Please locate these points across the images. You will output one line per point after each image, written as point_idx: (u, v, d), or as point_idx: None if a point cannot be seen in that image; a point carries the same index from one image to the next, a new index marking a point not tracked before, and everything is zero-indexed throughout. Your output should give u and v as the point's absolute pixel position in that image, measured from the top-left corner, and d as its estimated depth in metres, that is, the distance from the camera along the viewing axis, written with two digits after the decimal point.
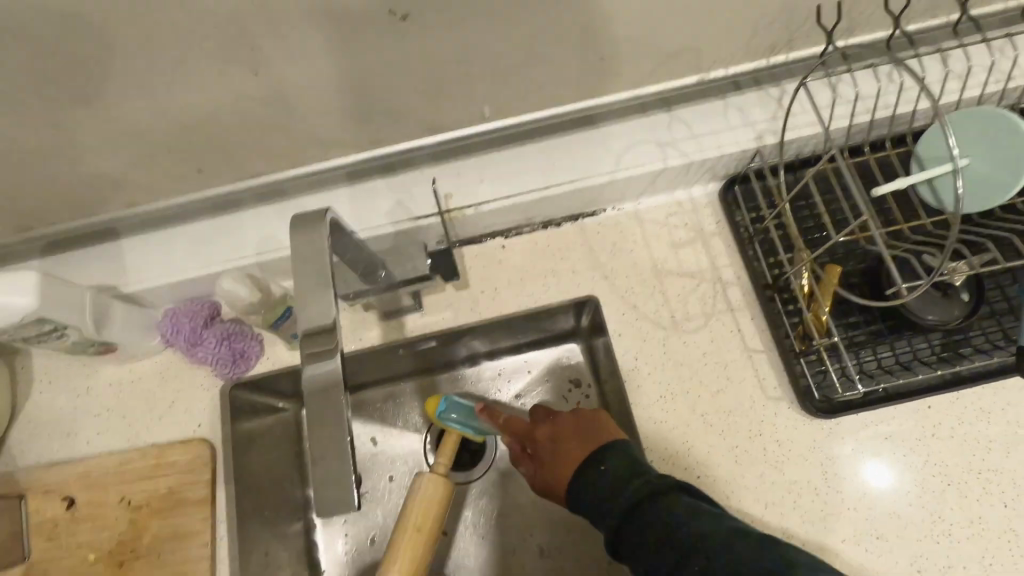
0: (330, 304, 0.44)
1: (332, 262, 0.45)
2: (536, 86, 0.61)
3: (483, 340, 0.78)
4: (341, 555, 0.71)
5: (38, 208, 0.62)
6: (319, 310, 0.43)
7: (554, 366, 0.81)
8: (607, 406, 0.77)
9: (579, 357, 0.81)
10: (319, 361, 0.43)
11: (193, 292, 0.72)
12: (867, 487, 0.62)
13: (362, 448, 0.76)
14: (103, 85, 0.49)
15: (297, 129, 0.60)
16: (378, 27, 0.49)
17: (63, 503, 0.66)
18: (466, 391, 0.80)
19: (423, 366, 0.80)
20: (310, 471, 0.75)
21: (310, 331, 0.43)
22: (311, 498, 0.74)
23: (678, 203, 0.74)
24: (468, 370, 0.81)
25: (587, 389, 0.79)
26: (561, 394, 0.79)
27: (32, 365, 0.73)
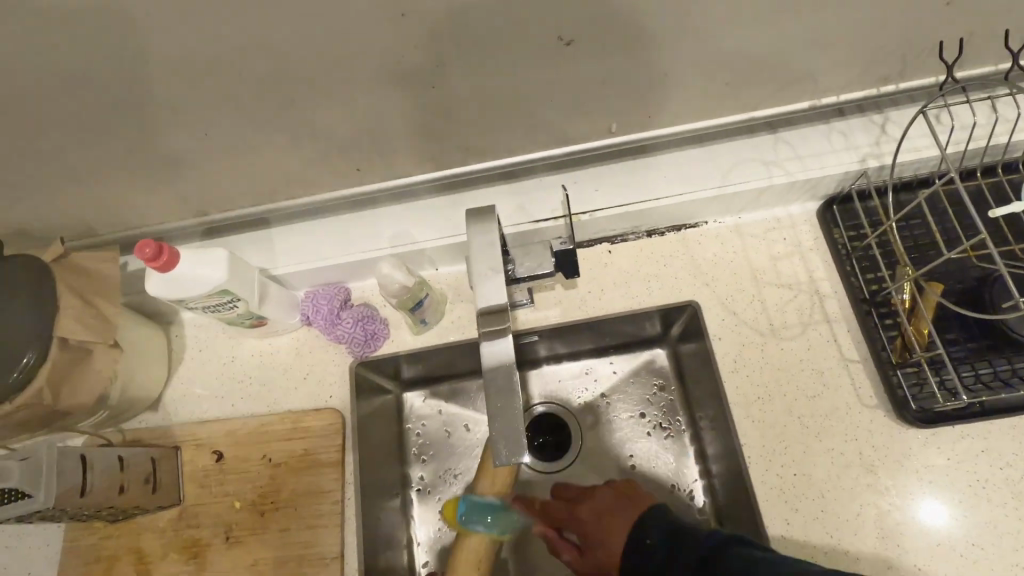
0: (502, 286, 0.51)
1: (502, 248, 0.52)
2: (661, 107, 0.68)
3: (577, 340, 0.84)
4: (439, 530, 0.78)
5: (220, 194, 0.72)
6: (493, 287, 0.51)
7: (640, 370, 0.86)
8: (692, 409, 0.82)
9: (666, 361, 0.86)
10: (495, 340, 0.51)
11: (327, 277, 0.80)
12: (962, 496, 0.64)
13: (457, 434, 0.82)
14: (308, 93, 0.58)
15: (448, 136, 0.68)
16: (545, 51, 0.57)
17: (214, 456, 0.75)
18: (556, 387, 0.86)
19: (516, 361, 0.86)
20: (412, 452, 0.82)
21: (489, 311, 0.51)
22: (412, 476, 0.81)
23: (777, 219, 0.79)
24: (553, 368, 0.87)
25: (671, 391, 0.85)
26: (646, 395, 0.85)
27: (185, 334, 0.83)
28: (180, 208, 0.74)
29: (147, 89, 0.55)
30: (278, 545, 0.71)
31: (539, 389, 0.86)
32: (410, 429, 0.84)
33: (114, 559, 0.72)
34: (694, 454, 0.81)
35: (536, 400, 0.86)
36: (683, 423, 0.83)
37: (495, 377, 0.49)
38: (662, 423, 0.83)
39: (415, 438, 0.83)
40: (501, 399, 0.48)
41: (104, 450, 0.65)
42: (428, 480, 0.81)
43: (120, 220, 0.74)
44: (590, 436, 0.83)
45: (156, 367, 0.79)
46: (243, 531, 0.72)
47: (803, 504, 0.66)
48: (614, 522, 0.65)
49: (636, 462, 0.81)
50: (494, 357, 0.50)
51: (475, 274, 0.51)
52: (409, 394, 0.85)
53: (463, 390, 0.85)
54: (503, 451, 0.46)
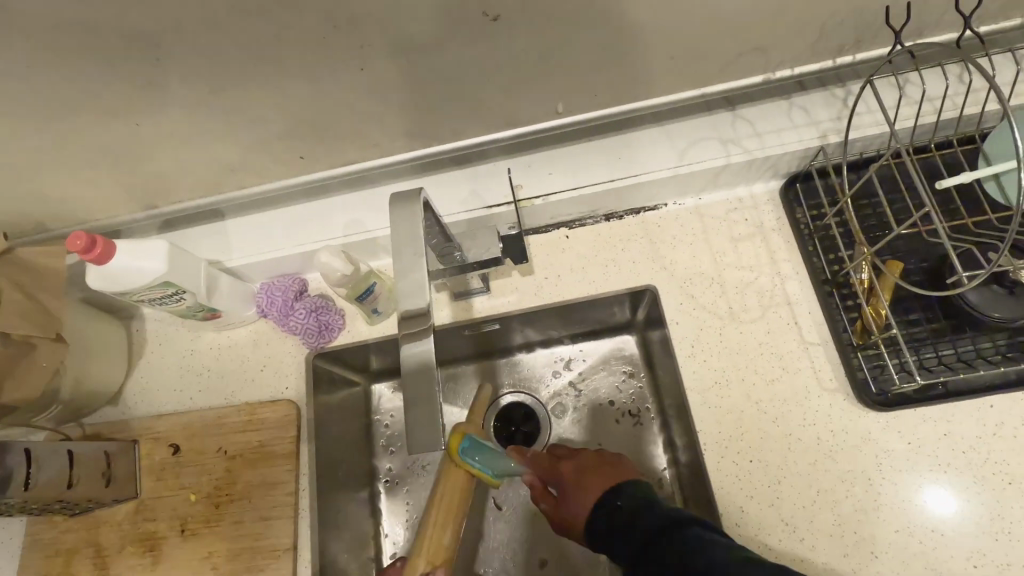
0: (424, 285, 0.50)
1: (426, 233, 0.50)
2: (607, 86, 0.66)
3: (541, 329, 0.83)
4: (403, 520, 0.78)
5: (167, 186, 0.72)
6: (413, 286, 0.49)
7: (609, 357, 0.85)
8: (659, 396, 0.81)
9: (635, 348, 0.85)
10: (417, 340, 0.49)
11: (284, 268, 0.80)
12: (924, 482, 0.62)
13: None
14: (235, 80, 0.57)
15: (390, 121, 0.67)
16: (473, 30, 0.55)
17: (170, 449, 0.75)
18: (522, 375, 0.85)
19: (482, 350, 0.85)
20: (378, 443, 0.81)
21: (410, 315, 0.49)
22: (379, 468, 0.80)
23: (738, 199, 0.76)
24: (528, 357, 0.86)
25: (641, 379, 0.83)
26: (616, 383, 0.83)
27: (145, 328, 0.83)
28: (130, 200, 0.74)
29: (69, 80, 0.54)
30: (232, 537, 0.70)
31: (506, 378, 0.85)
32: (377, 421, 0.83)
33: (73, 552, 0.72)
34: (660, 441, 0.79)
35: (503, 390, 0.84)
36: (652, 411, 0.81)
37: (416, 373, 0.48)
38: (631, 410, 0.81)
39: (384, 429, 0.82)
40: (422, 390, 0.47)
41: (56, 445, 0.66)
42: (396, 471, 0.80)
43: (70, 214, 0.74)
44: (556, 424, 0.82)
45: (115, 361, 0.79)
46: (198, 523, 0.71)
47: (758, 492, 0.64)
48: (595, 480, 0.62)
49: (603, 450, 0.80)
50: (415, 357, 0.48)
51: (396, 274, 0.49)
52: (378, 386, 0.84)
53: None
54: (420, 440, 0.45)
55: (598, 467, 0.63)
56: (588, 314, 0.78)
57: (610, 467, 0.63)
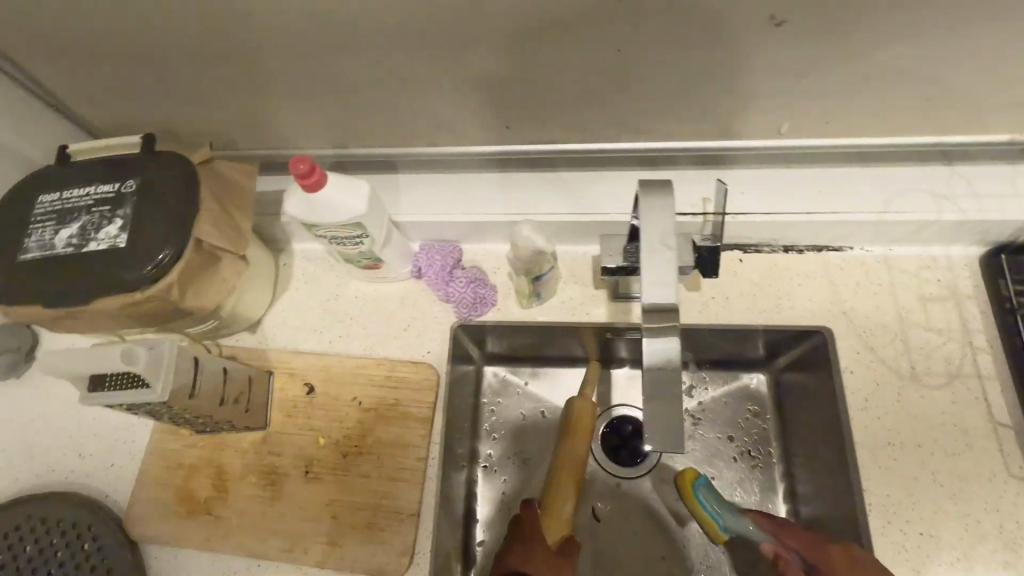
0: (671, 281, 0.48)
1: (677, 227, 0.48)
2: (841, 115, 0.63)
3: (671, 348, 0.78)
4: (495, 511, 0.76)
5: (362, 130, 0.72)
6: (661, 282, 0.48)
7: (735, 392, 0.79)
8: (787, 443, 0.76)
9: (766, 389, 0.79)
10: (661, 340, 0.48)
11: (429, 233, 0.79)
12: None
13: (528, 419, 0.80)
14: (488, 37, 0.56)
15: (610, 108, 0.65)
16: (751, 30, 0.53)
17: (304, 388, 0.75)
18: (635, 392, 0.82)
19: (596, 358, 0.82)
20: (481, 427, 0.80)
21: (654, 311, 0.48)
22: (478, 453, 0.79)
23: (932, 258, 0.72)
24: (639, 374, 0.82)
25: (766, 422, 0.78)
26: (739, 419, 0.78)
27: (293, 264, 0.83)
28: (321, 137, 0.74)
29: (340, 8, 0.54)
30: (356, 490, 0.69)
31: (621, 391, 0.82)
32: (484, 404, 0.82)
33: (195, 469, 0.73)
34: (781, 489, 0.75)
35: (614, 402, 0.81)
36: (775, 458, 0.76)
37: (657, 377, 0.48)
38: (749, 452, 0.76)
39: (489, 414, 0.81)
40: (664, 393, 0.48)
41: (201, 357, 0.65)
42: (497, 459, 0.79)
43: (261, 137, 0.74)
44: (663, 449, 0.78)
45: (265, 290, 0.79)
46: (323, 469, 0.71)
47: (926, 568, 0.60)
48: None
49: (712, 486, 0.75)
50: (655, 360, 0.48)
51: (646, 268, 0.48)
52: (490, 368, 0.83)
53: (546, 373, 0.83)
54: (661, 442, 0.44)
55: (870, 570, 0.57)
56: (732, 343, 0.75)
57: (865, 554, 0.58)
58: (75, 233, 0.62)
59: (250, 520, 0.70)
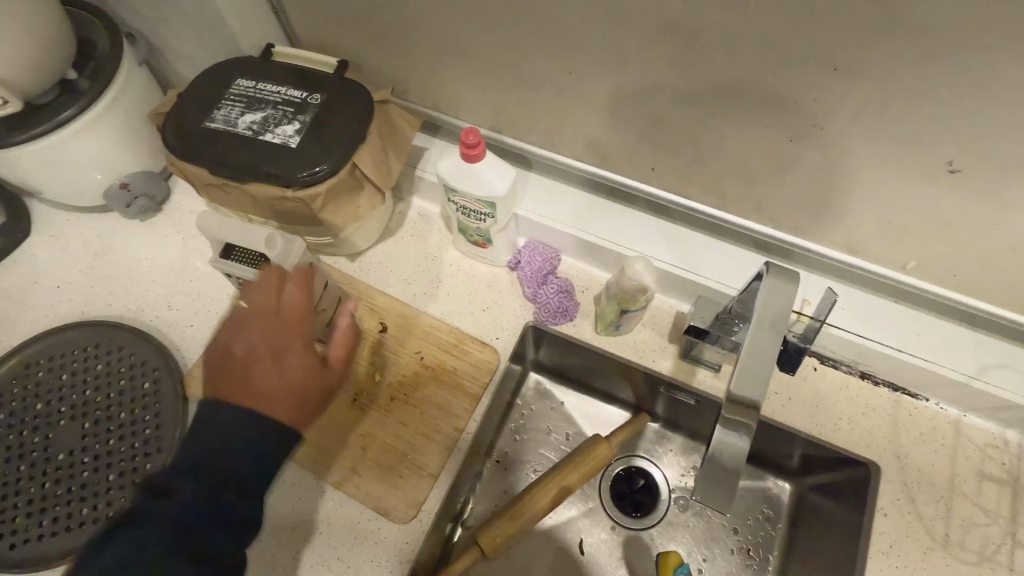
0: (766, 375, 0.49)
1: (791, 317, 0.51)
2: (971, 272, 0.65)
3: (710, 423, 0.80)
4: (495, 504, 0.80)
5: (521, 123, 0.77)
6: (755, 371, 0.50)
7: (753, 490, 0.80)
8: (788, 556, 0.76)
9: (785, 498, 0.79)
10: (733, 427, 0.50)
11: (539, 236, 0.84)
12: None
13: (551, 434, 0.84)
14: (678, 85, 0.61)
15: (754, 185, 0.68)
16: (924, 165, 0.56)
17: (378, 326, 0.80)
18: (660, 450, 0.84)
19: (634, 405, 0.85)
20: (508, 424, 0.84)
21: (739, 401, 0.49)
22: (498, 446, 0.83)
23: (1004, 440, 0.72)
24: (669, 436, 0.84)
25: (775, 528, 0.78)
26: (749, 516, 0.78)
27: (406, 215, 0.89)
28: (482, 115, 0.80)
29: (563, 19, 0.59)
30: (391, 433, 0.74)
31: (646, 444, 0.84)
32: (518, 404, 0.86)
33: None
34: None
35: (637, 452, 0.84)
36: (771, 564, 0.76)
37: (716, 459, 0.50)
38: (747, 550, 0.77)
39: (518, 416, 0.85)
40: (720, 475, 0.50)
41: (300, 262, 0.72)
42: (511, 459, 0.82)
43: (431, 97, 0.81)
44: (666, 513, 0.80)
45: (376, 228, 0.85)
46: (370, 402, 0.75)
47: None
48: None
49: (703, 568, 0.77)
50: (721, 442, 0.50)
51: (747, 352, 0.50)
52: (534, 375, 0.88)
53: (584, 399, 0.86)
54: None
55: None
56: (769, 443, 0.76)
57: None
58: (257, 120, 0.69)
59: None
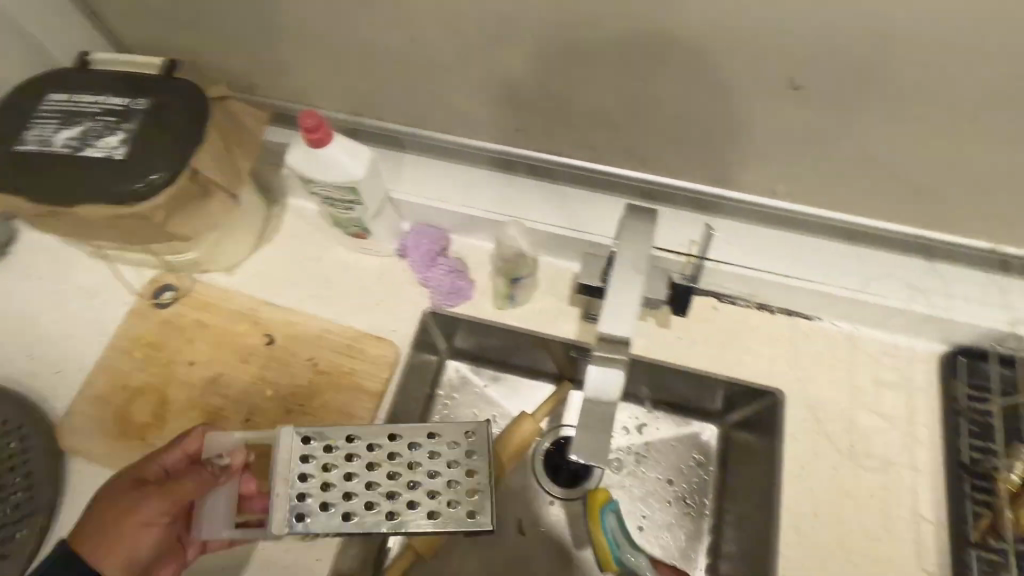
0: (633, 312, 0.49)
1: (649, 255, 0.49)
2: (836, 188, 0.66)
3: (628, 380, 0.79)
4: None
5: (380, 103, 0.73)
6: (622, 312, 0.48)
7: (683, 438, 0.80)
8: (722, 497, 0.76)
9: (714, 441, 0.79)
10: (606, 365, 0.50)
11: (428, 218, 0.80)
12: None
13: (474, 420, 0.80)
14: (517, 37, 0.58)
15: (620, 133, 0.67)
16: (766, 84, 0.56)
17: (265, 338, 0.75)
18: None
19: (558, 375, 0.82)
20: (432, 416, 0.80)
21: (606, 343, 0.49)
22: None
23: (896, 346, 0.74)
24: None
25: (707, 472, 0.78)
26: (682, 464, 0.78)
27: (284, 218, 0.84)
28: (339, 100, 0.75)
29: None
30: None
31: (575, 413, 0.82)
32: (439, 395, 0.82)
33: (139, 393, 0.72)
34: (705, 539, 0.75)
35: (567, 422, 0.81)
36: (708, 508, 0.76)
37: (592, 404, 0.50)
38: (684, 498, 0.76)
39: (443, 406, 0.81)
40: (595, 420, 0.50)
41: (155, 524, 0.58)
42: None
43: (282, 88, 0.76)
44: (603, 478, 0.78)
45: (249, 235, 0.80)
46: (265, 420, 0.71)
47: None
48: None
49: (643, 524, 0.76)
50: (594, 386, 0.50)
51: (612, 293, 0.49)
52: (451, 362, 0.83)
53: (506, 378, 0.84)
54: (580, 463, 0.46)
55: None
56: (681, 388, 0.76)
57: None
58: (77, 136, 0.62)
59: None
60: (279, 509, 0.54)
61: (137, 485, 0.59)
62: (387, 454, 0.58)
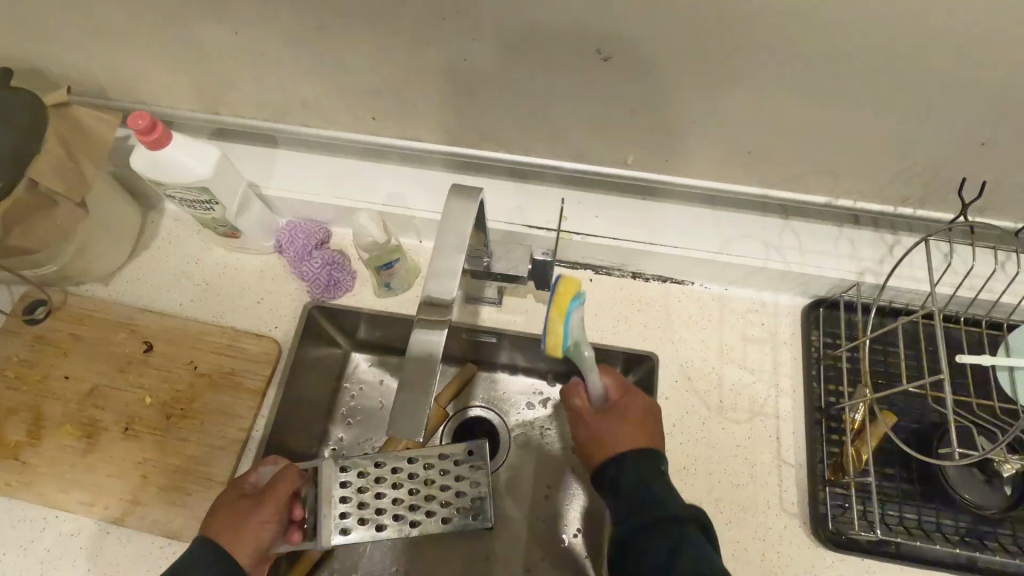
0: (454, 278, 0.50)
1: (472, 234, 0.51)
2: (681, 154, 0.68)
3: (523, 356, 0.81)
4: None
5: (234, 99, 0.72)
6: (444, 280, 0.50)
7: None
8: None
9: None
10: (429, 329, 0.49)
11: (314, 214, 0.80)
12: None
13: (370, 409, 0.80)
14: (341, 27, 0.58)
15: (470, 114, 0.68)
16: (584, 60, 0.57)
17: (142, 346, 0.74)
18: (497, 395, 0.83)
19: (463, 357, 0.84)
20: (340, 409, 0.80)
21: (432, 302, 0.49)
22: (332, 434, 0.79)
23: (762, 303, 0.78)
24: (505, 378, 0.84)
25: None
26: None
27: (160, 224, 0.83)
28: (194, 100, 0.74)
29: None
30: (172, 453, 0.69)
31: (481, 393, 0.83)
32: (345, 388, 0.82)
33: (11, 412, 0.71)
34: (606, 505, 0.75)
35: (475, 402, 0.82)
36: None
37: (415, 357, 0.48)
38: None
39: (348, 399, 0.81)
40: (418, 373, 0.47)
41: (274, 521, 0.60)
42: (346, 445, 0.78)
43: (135, 92, 0.74)
44: (513, 452, 0.79)
45: (120, 244, 0.78)
46: (144, 427, 0.70)
47: None
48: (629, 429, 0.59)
49: (551, 493, 0.76)
50: (417, 342, 0.48)
51: (436, 261, 0.50)
52: (357, 354, 0.83)
53: (408, 367, 0.83)
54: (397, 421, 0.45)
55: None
56: (564, 359, 0.79)
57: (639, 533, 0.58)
58: None
59: (56, 470, 0.68)
60: (324, 523, 0.63)
61: (239, 498, 0.60)
62: (409, 472, 0.67)
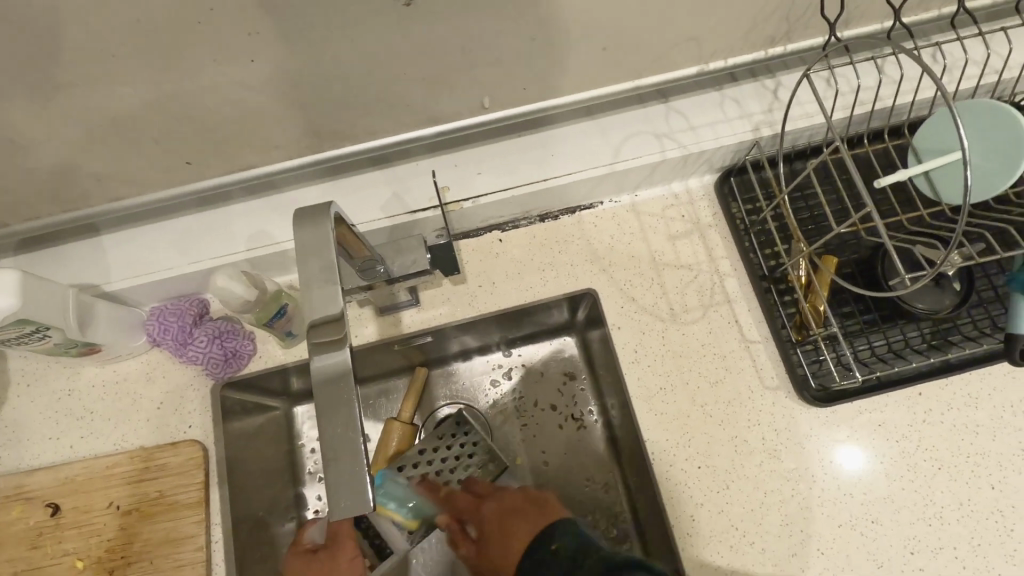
0: (334, 288, 0.43)
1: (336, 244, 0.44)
2: (539, 77, 0.61)
3: (466, 342, 0.74)
4: None
5: (16, 199, 0.60)
6: (324, 297, 0.43)
7: (549, 360, 0.75)
8: (601, 396, 0.73)
9: (575, 352, 0.75)
10: (328, 351, 0.42)
11: (178, 289, 0.69)
12: (843, 482, 0.63)
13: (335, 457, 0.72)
14: (80, 75, 0.47)
15: (294, 117, 0.58)
16: (385, 17, 0.48)
17: (47, 510, 0.63)
18: (459, 387, 0.75)
19: (407, 366, 0.75)
20: (306, 470, 0.71)
21: (316, 323, 0.43)
22: (306, 497, 0.71)
23: (674, 195, 0.74)
24: (463, 366, 0.76)
25: (582, 382, 0.74)
26: (555, 387, 0.74)
27: (9, 367, 0.70)
28: None
29: None
30: None
31: (441, 391, 0.75)
32: (303, 446, 0.72)
33: None
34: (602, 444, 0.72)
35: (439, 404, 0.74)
36: (594, 413, 0.73)
37: (325, 385, 0.41)
38: (573, 417, 0.73)
39: (312, 454, 0.72)
40: (331, 399, 0.41)
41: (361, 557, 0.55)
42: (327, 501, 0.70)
43: None
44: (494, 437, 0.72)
45: None
46: None
47: (704, 500, 0.63)
48: (518, 523, 0.53)
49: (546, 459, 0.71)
50: (321, 367, 0.42)
51: (305, 291, 0.43)
52: (299, 409, 0.73)
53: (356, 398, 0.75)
54: (337, 480, 0.39)
55: (516, 509, 0.55)
56: (507, 330, 0.73)
57: (527, 505, 0.55)
58: None
59: None
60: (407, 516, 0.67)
61: (311, 554, 0.56)
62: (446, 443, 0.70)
